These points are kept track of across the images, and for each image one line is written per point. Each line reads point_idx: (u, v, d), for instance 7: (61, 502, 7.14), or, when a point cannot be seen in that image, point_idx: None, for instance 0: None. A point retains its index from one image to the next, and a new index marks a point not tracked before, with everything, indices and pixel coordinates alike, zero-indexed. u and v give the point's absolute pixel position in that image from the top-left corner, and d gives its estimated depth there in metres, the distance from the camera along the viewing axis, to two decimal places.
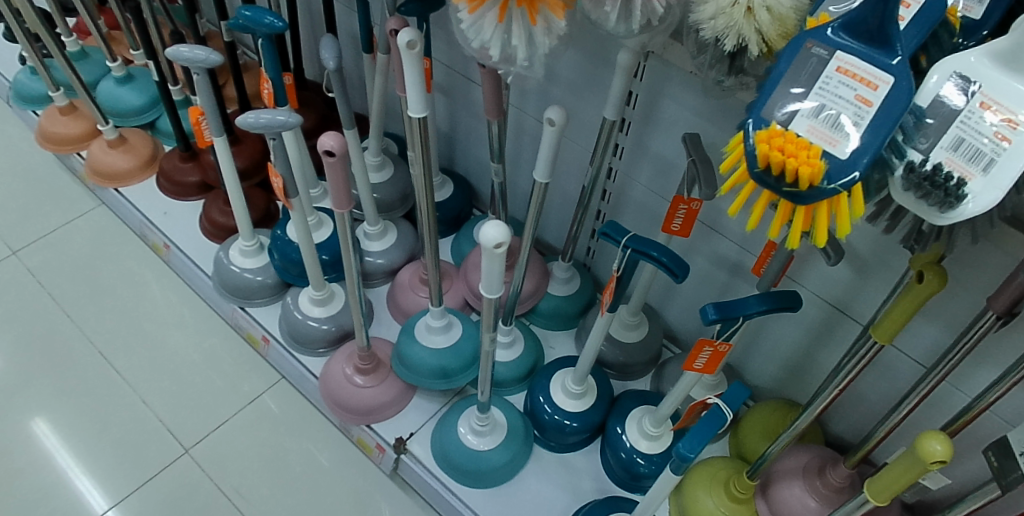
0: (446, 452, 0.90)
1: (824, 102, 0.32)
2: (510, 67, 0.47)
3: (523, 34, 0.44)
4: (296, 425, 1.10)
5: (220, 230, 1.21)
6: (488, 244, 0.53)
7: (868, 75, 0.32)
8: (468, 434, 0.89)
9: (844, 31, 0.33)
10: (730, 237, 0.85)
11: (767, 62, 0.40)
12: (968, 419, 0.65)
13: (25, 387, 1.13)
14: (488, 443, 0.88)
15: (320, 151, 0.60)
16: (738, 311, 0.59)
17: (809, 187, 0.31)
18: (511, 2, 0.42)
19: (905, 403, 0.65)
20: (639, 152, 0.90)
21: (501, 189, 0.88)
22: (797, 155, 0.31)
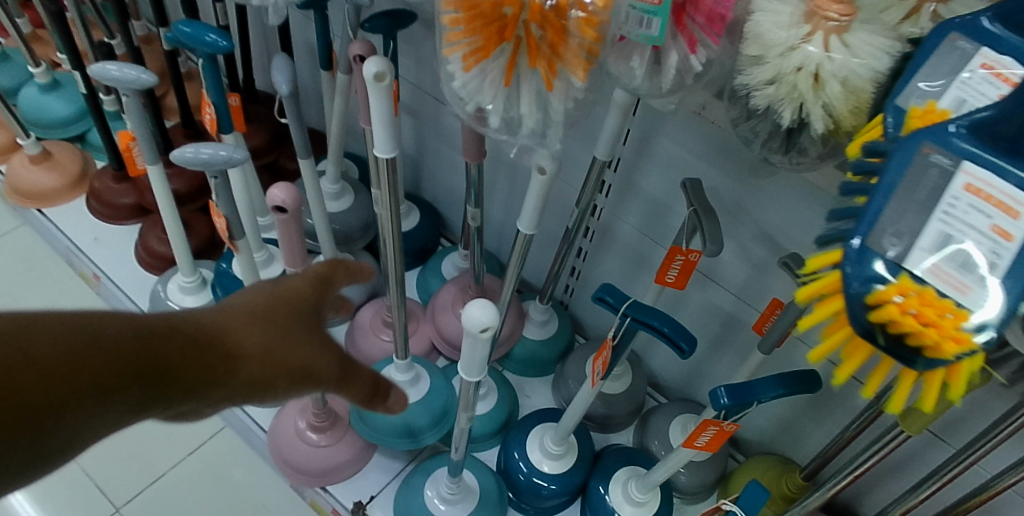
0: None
1: (951, 232, 0.28)
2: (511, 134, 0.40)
3: (535, 98, 0.39)
4: (245, 482, 0.95)
5: (157, 259, 1.08)
6: (472, 327, 0.44)
7: (1005, 198, 0.28)
8: (436, 501, 0.79)
9: (968, 131, 0.29)
10: (727, 287, 0.80)
11: (828, 139, 0.37)
12: (984, 499, 0.59)
13: None
14: (459, 510, 0.78)
15: (269, 206, 0.54)
16: (753, 396, 0.52)
17: (943, 355, 0.27)
18: (521, 59, 0.38)
19: (926, 485, 0.59)
20: (628, 192, 0.83)
21: (478, 231, 0.79)
22: (938, 323, 0.26)
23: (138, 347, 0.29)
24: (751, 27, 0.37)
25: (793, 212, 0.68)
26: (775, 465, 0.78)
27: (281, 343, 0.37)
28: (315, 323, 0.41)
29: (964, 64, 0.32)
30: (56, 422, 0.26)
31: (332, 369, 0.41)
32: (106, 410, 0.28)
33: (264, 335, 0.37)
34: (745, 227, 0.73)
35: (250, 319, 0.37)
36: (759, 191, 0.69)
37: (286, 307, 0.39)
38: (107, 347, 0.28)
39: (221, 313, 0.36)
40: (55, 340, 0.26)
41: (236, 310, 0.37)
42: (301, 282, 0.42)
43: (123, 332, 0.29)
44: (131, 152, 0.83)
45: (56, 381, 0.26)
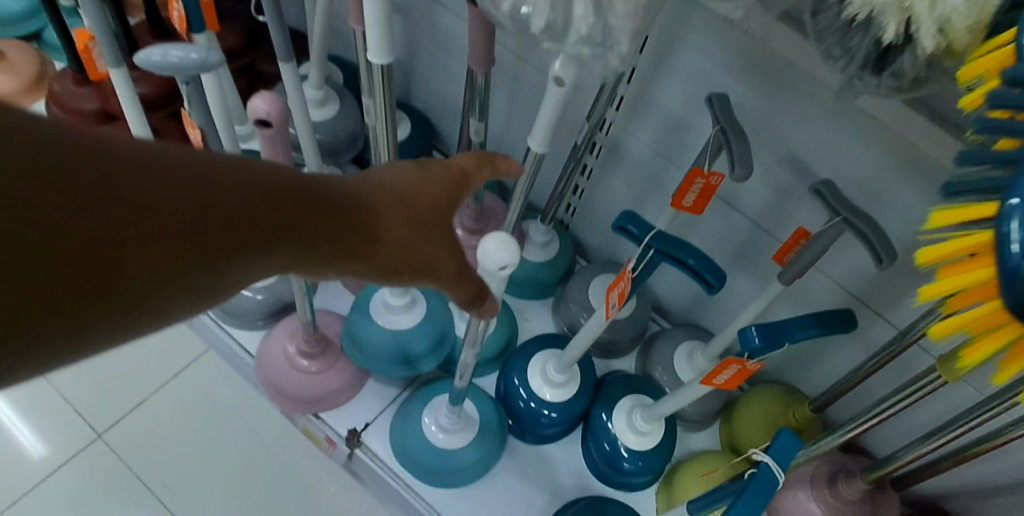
0: (406, 447, 0.78)
1: None
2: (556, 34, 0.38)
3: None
4: (233, 405, 0.90)
5: None
6: (490, 265, 0.42)
7: None
8: (432, 427, 0.77)
9: None
10: (746, 212, 0.76)
11: (933, 60, 0.34)
12: (987, 450, 0.56)
13: None
14: (459, 437, 0.77)
15: (252, 119, 0.48)
16: (784, 337, 0.49)
17: None
18: None
19: (947, 430, 0.56)
20: (642, 106, 0.76)
21: (481, 147, 0.72)
22: None
23: (290, 198, 0.29)
24: None
25: (827, 133, 0.62)
26: (780, 397, 0.79)
27: (412, 223, 0.36)
28: (448, 211, 0.39)
29: None
30: (225, 254, 0.25)
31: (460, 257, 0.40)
32: (260, 253, 0.27)
33: (405, 223, 0.36)
34: (771, 148, 0.67)
35: (387, 194, 0.36)
36: (792, 108, 0.63)
37: (422, 186, 0.38)
38: (267, 193, 0.27)
39: (360, 183, 0.35)
40: (225, 175, 0.25)
41: (386, 189, 0.36)
42: (439, 167, 0.40)
43: (277, 181, 0.28)
44: (90, 53, 0.73)
45: (223, 216, 0.25)
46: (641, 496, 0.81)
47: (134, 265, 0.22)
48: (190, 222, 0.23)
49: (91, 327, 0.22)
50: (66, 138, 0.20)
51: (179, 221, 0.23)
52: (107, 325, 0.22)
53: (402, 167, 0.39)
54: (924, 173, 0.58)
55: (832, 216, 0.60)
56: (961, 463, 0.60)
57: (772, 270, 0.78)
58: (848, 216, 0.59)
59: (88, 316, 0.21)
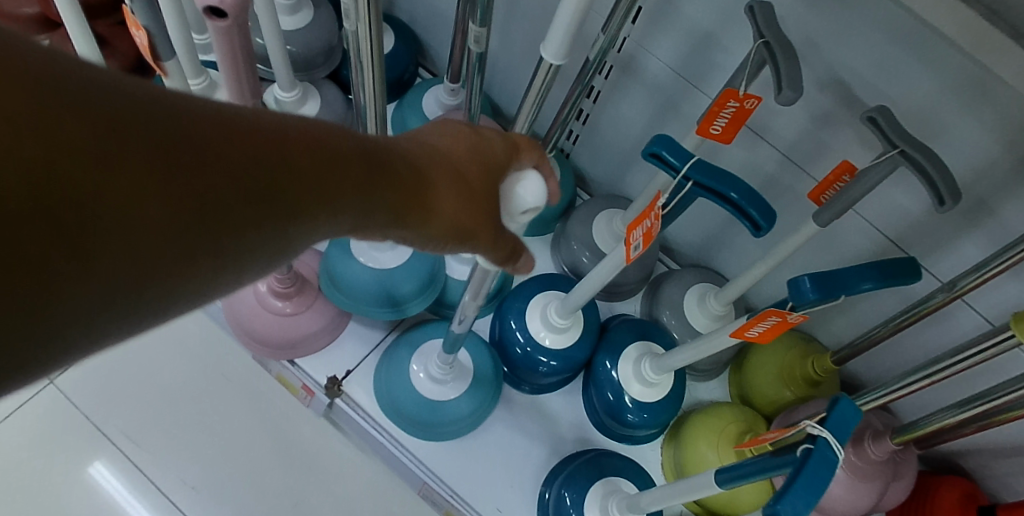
0: (392, 396, 0.72)
1: None
2: None
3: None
4: (199, 345, 0.82)
5: None
6: (517, 206, 0.38)
7: None
8: (420, 374, 0.71)
9: None
10: (775, 143, 0.67)
11: None
12: (1010, 419, 0.52)
13: None
14: (451, 387, 0.71)
15: (200, 6, 0.37)
16: (841, 288, 0.42)
17: None
18: None
19: (979, 402, 0.54)
20: (666, 16, 0.65)
21: (482, 61, 0.62)
22: None
23: (351, 164, 0.26)
24: None
25: (886, 52, 0.53)
26: (797, 346, 0.74)
27: (459, 187, 0.33)
28: (498, 176, 0.36)
29: None
30: (286, 224, 0.22)
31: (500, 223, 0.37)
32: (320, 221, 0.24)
33: (456, 186, 0.33)
34: (814, 70, 0.59)
35: (436, 159, 0.33)
36: (849, 21, 0.53)
37: (469, 150, 0.35)
38: (324, 158, 0.24)
39: (405, 146, 0.32)
40: (279, 137, 0.21)
41: (438, 153, 0.33)
42: (494, 137, 0.37)
43: (331, 142, 0.25)
44: None
45: (293, 174, 0.22)
46: (645, 449, 0.76)
47: (191, 240, 0.18)
48: (257, 187, 0.20)
49: (159, 297, 0.18)
50: (122, 82, 0.16)
51: (235, 189, 0.19)
52: (175, 296, 0.19)
53: (447, 129, 0.35)
54: (999, 102, 0.50)
55: (887, 149, 0.52)
56: (984, 428, 0.56)
57: (800, 210, 0.70)
58: (907, 149, 0.51)
59: (159, 276, 0.17)
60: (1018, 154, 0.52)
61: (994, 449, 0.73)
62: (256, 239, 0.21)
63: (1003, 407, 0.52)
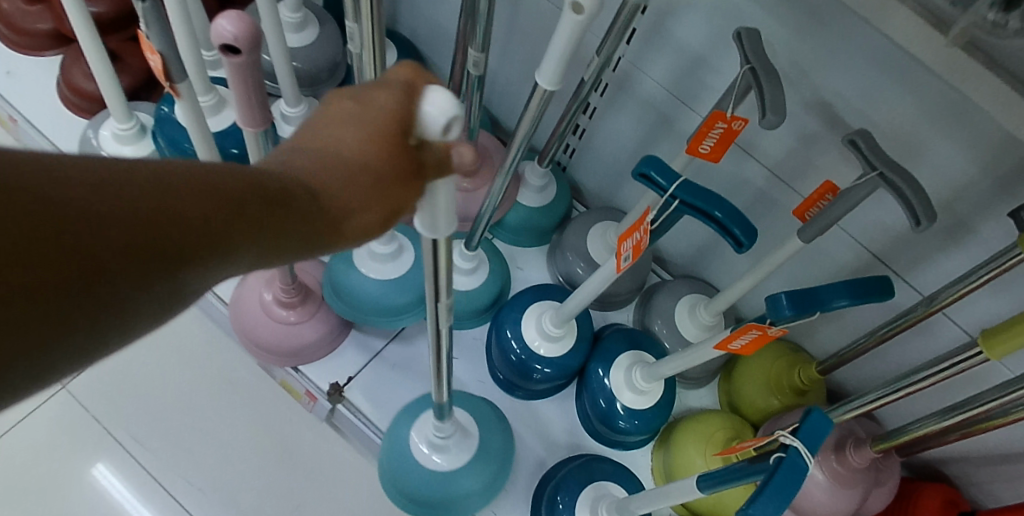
0: (404, 485, 0.69)
1: None
2: None
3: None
4: (206, 351, 0.85)
5: (83, 100, 0.87)
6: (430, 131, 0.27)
7: None
8: (432, 460, 0.68)
9: None
10: (762, 161, 0.70)
11: None
12: (993, 426, 0.55)
13: None
14: (456, 449, 0.68)
15: (214, 39, 0.38)
16: (818, 305, 0.45)
17: None
18: None
19: (962, 411, 0.56)
20: (658, 39, 0.68)
21: (480, 81, 0.64)
22: None
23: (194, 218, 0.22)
24: None
25: (868, 77, 0.56)
26: (785, 356, 0.77)
27: (358, 178, 0.26)
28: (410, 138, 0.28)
29: None
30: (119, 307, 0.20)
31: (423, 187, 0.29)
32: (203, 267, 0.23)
33: (352, 179, 0.27)
34: (798, 92, 0.61)
35: (322, 164, 0.26)
36: (830, 48, 0.56)
37: (363, 123, 0.27)
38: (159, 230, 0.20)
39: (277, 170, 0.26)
40: (181, 207, 0.21)
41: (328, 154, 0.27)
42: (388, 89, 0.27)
43: (238, 192, 0.23)
44: None
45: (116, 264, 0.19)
46: (636, 455, 0.79)
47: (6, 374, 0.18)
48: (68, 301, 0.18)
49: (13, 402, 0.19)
50: None
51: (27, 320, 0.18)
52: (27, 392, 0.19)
53: (333, 107, 0.28)
54: (974, 127, 0.53)
55: (866, 171, 0.55)
56: (966, 436, 0.59)
57: (788, 225, 0.73)
58: (885, 172, 0.53)
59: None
60: (993, 176, 0.54)
61: (975, 458, 0.75)
62: (143, 297, 0.21)
63: (982, 416, 0.55)
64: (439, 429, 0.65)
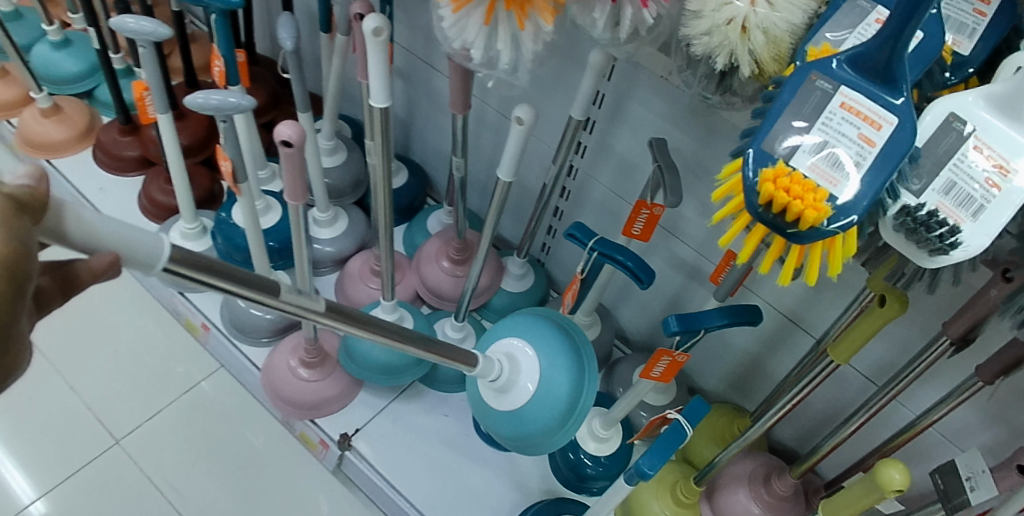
0: (534, 427, 0.60)
1: (827, 138, 0.30)
2: (490, 71, 0.39)
3: (508, 37, 0.36)
4: (233, 411, 1.03)
5: (158, 208, 1.17)
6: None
7: (873, 113, 0.30)
8: (529, 384, 0.60)
9: (849, 64, 0.31)
10: (688, 242, 0.88)
11: (757, 83, 0.39)
12: (918, 432, 0.62)
13: None
14: (527, 362, 0.61)
15: (276, 141, 0.56)
16: (699, 323, 0.65)
17: (808, 226, 0.29)
18: (499, 2, 0.35)
19: (853, 420, 0.65)
20: (602, 153, 0.88)
21: (462, 184, 0.83)
22: (803, 197, 0.29)
23: None
24: None
25: None
26: (727, 413, 0.89)
27: None
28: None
29: (863, 16, 0.35)
30: None
31: (32, 232, 0.24)
32: None
33: None
34: (705, 185, 0.80)
35: None
36: (722, 151, 0.75)
37: None
38: None
39: None
40: None
41: None
42: None
43: None
44: (144, 100, 0.93)
45: None
46: None
47: None
48: None
49: None
50: None
51: None
52: None
53: None
54: None
55: None
56: (888, 454, 0.66)
57: None
58: None
59: None
60: None
61: None
62: None
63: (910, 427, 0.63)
64: (484, 369, 0.61)
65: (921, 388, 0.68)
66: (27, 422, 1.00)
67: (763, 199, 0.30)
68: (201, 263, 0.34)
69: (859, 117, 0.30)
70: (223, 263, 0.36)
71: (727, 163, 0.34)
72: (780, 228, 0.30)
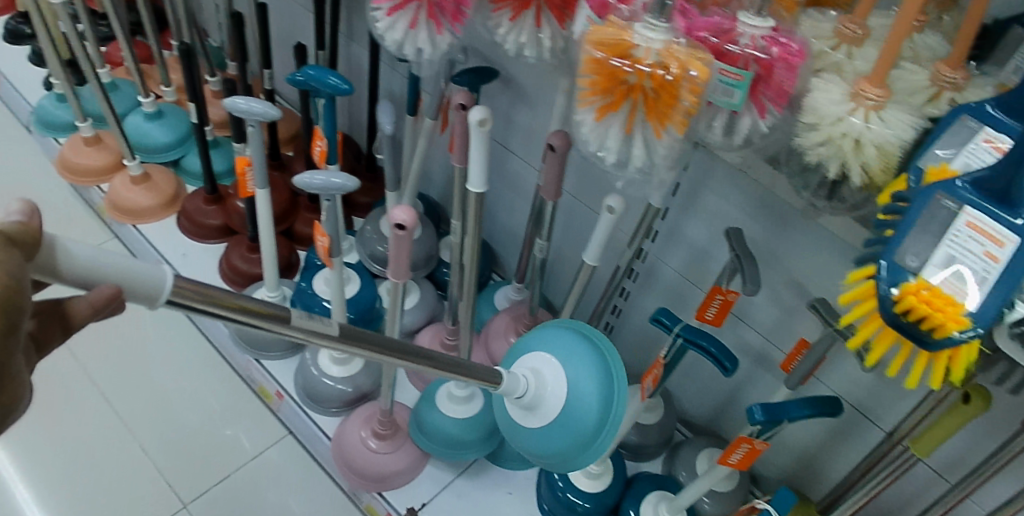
0: (560, 448, 0.51)
1: (954, 255, 0.33)
2: (623, 173, 0.44)
3: (643, 143, 0.41)
4: (301, 482, 1.06)
5: (239, 276, 1.24)
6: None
7: (995, 233, 0.33)
8: (558, 396, 0.50)
9: (971, 185, 0.34)
10: (757, 328, 0.89)
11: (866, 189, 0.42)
12: None
13: (20, 431, 1.07)
14: (554, 376, 0.51)
15: (391, 224, 0.61)
16: (784, 414, 0.66)
17: (943, 336, 0.32)
18: (640, 113, 0.40)
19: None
20: (674, 239, 0.91)
21: (540, 264, 0.86)
22: (943, 310, 0.31)
23: None
24: (806, 101, 0.42)
25: (823, 260, 0.76)
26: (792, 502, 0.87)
27: None
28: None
29: (972, 135, 0.38)
30: None
31: (25, 269, 0.25)
32: None
33: None
34: (778, 273, 0.81)
35: None
36: (795, 240, 0.77)
37: None
38: None
39: None
40: None
41: None
42: None
43: None
44: (244, 176, 1.00)
45: None
46: None
47: None
48: None
49: None
50: None
51: None
52: None
53: None
54: None
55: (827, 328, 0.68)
56: None
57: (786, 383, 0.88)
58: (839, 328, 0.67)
59: None
60: None
61: None
62: None
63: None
64: (507, 386, 0.51)
65: (989, 484, 0.66)
66: (96, 482, 1.03)
67: (900, 309, 0.33)
68: (202, 291, 0.33)
69: (984, 237, 0.33)
70: (224, 291, 0.34)
71: (858, 269, 0.37)
72: (919, 335, 0.33)
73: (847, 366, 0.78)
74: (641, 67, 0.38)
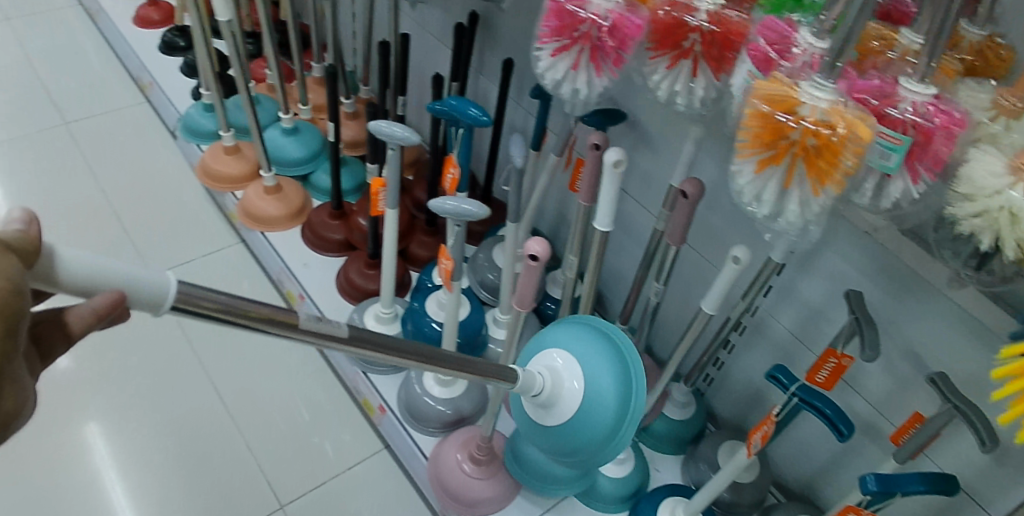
0: (579, 439, 0.55)
1: None
2: (772, 224, 0.48)
3: (800, 199, 0.45)
4: (390, 500, 1.11)
5: (356, 290, 1.34)
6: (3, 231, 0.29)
7: None
8: (573, 388, 0.54)
9: None
10: (867, 397, 0.87)
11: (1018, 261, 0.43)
12: None
13: (145, 412, 1.18)
14: (569, 372, 0.55)
15: (525, 254, 0.66)
16: (899, 487, 0.64)
17: None
18: (801, 168, 0.44)
19: None
20: (787, 296, 0.91)
21: (651, 308, 0.89)
22: None
23: None
24: (962, 171, 0.44)
25: (948, 334, 0.74)
26: None
27: None
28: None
29: None
30: None
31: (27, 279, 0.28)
32: None
33: None
34: (896, 342, 0.80)
35: None
36: (918, 309, 0.76)
37: None
38: None
39: None
40: None
41: None
42: None
43: None
44: (377, 196, 1.10)
45: None
46: None
47: None
48: None
49: None
50: None
51: None
52: None
53: None
54: None
55: (945, 404, 0.67)
56: None
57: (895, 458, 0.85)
58: (959, 405, 0.65)
59: None
60: None
61: None
62: None
63: None
64: (525, 384, 0.54)
65: None
66: (205, 473, 1.12)
67: None
68: (206, 298, 0.36)
69: None
70: (230, 296, 0.37)
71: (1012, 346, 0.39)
72: None
73: (961, 449, 0.75)
74: (802, 123, 0.42)
